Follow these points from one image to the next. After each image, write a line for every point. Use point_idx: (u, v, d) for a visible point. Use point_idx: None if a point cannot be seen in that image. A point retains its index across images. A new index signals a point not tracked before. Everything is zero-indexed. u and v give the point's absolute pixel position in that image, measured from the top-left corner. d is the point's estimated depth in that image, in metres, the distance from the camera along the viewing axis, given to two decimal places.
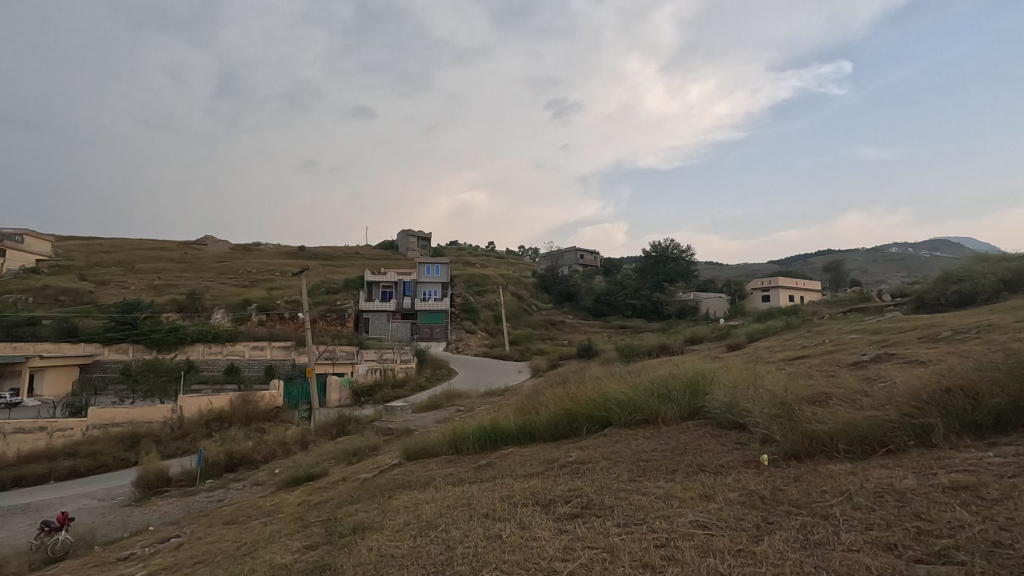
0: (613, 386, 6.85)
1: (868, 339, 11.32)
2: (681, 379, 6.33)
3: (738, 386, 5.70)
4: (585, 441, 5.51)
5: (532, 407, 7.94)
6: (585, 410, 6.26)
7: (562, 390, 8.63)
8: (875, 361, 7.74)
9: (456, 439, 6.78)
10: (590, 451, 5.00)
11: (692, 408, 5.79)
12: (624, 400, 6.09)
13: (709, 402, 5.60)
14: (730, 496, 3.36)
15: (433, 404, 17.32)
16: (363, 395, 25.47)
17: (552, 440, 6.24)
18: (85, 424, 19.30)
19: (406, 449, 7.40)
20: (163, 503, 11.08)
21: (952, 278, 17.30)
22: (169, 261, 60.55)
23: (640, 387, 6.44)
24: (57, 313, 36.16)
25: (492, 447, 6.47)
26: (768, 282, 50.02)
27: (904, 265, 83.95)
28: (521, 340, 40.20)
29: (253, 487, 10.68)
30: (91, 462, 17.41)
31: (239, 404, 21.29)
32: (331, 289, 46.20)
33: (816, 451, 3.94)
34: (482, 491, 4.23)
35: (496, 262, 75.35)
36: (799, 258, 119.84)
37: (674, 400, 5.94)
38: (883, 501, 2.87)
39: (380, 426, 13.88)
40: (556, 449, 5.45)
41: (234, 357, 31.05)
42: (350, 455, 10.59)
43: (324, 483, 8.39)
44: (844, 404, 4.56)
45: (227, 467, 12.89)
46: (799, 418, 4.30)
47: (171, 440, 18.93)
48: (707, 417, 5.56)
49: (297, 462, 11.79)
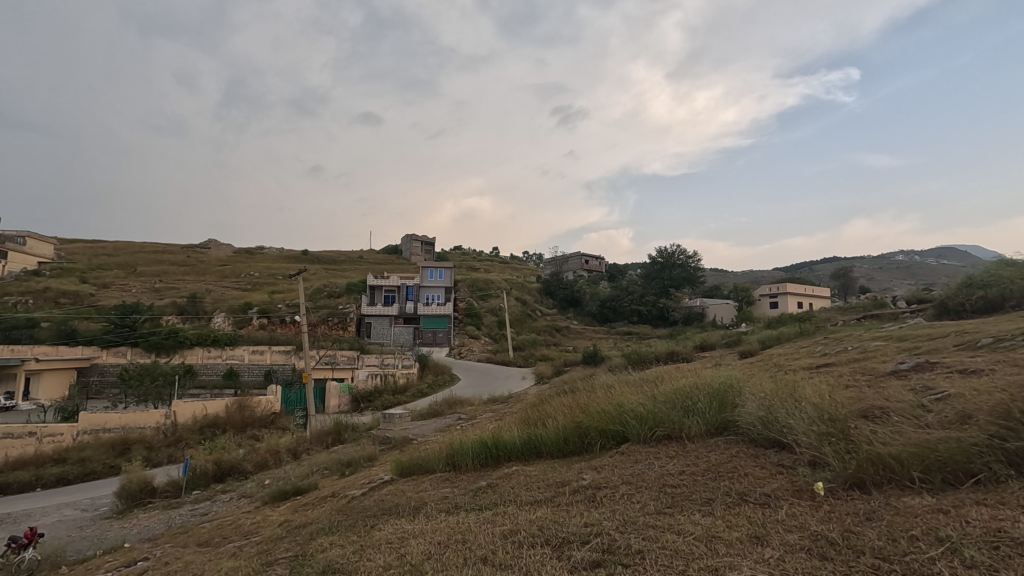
0: (630, 396, 6.15)
1: (897, 347, 10.61)
2: (706, 389, 5.65)
3: (774, 396, 5.02)
4: (599, 460, 4.82)
5: (539, 419, 7.25)
6: (597, 424, 5.59)
7: (571, 399, 7.95)
8: (916, 370, 7.06)
9: (455, 455, 6.10)
10: (605, 473, 4.32)
11: (720, 422, 5.11)
12: (643, 413, 5.39)
13: (740, 416, 4.93)
14: (788, 540, 2.67)
15: (434, 412, 16.62)
16: (363, 401, 24.84)
17: (559, 456, 5.57)
18: (76, 429, 18.75)
19: (399, 464, 6.73)
20: (143, 516, 10.41)
21: (976, 284, 16.54)
22: (172, 265, 60.16)
23: (662, 397, 5.76)
24: (56, 315, 35.78)
25: (494, 464, 5.81)
26: (777, 289, 49.30)
27: (910, 272, 83.21)
28: (525, 346, 39.54)
29: (239, 501, 10.00)
30: (80, 470, 16.84)
31: (234, 409, 20.65)
32: (333, 293, 45.73)
33: (885, 480, 3.27)
34: (480, 524, 3.54)
35: (501, 267, 74.82)
36: (805, 265, 118.71)
37: (698, 414, 5.25)
38: (1003, 556, 2.20)
39: (377, 436, 13.25)
40: (566, 470, 4.77)
41: (234, 361, 30.48)
42: (344, 466, 9.94)
43: (313, 498, 7.75)
44: (908, 421, 3.89)
45: (216, 477, 12.24)
46: (857, 440, 3.65)
47: (163, 446, 18.29)
48: (739, 432, 4.87)
49: (288, 472, 11.13)
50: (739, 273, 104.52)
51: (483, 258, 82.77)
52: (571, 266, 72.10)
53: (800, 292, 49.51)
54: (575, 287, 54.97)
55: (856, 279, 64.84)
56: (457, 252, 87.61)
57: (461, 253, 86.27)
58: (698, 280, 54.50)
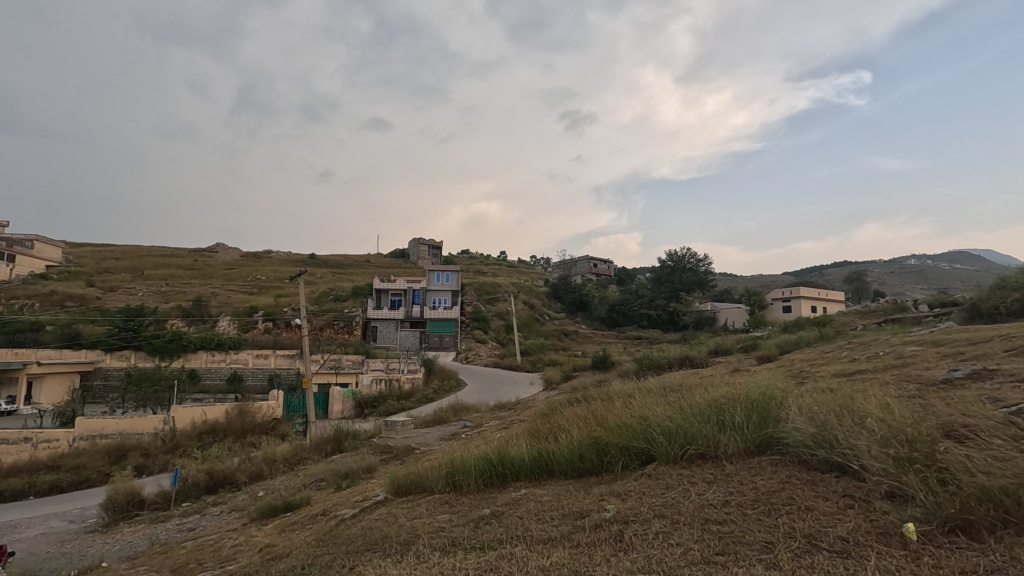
0: (654, 407, 5.45)
1: (937, 353, 9.79)
2: (743, 400, 4.92)
3: (827, 409, 4.30)
4: (622, 483, 4.12)
5: (549, 431, 6.55)
6: (618, 439, 4.89)
7: (585, 408, 7.27)
8: (974, 378, 6.25)
9: (455, 473, 5.42)
10: (631, 502, 3.60)
11: (761, 440, 4.40)
12: (671, 428, 4.67)
13: (787, 433, 4.22)
14: None
15: (438, 420, 15.90)
16: (366, 407, 24.24)
17: (573, 476, 4.88)
18: (72, 435, 18.29)
19: (395, 480, 6.09)
20: (127, 531, 9.80)
21: (1012, 285, 15.68)
22: (179, 268, 59.90)
23: (693, 408, 5.04)
24: (62, 318, 35.45)
25: (499, 484, 5.14)
26: (790, 292, 48.40)
27: (924, 276, 81.81)
28: (533, 350, 38.81)
29: (230, 515, 9.36)
30: (74, 477, 16.31)
31: (234, 416, 20.10)
32: (339, 296, 45.25)
33: (1000, 524, 2.55)
34: (480, 571, 2.85)
35: (509, 271, 73.97)
36: (816, 269, 117.19)
37: (735, 429, 4.53)
38: None
39: (378, 445, 12.60)
40: (583, 495, 4.08)
41: (238, 365, 29.99)
42: (341, 478, 9.29)
43: (301, 516, 7.10)
44: (1009, 445, 3.16)
45: (207, 488, 11.64)
46: (953, 466, 2.93)
47: (160, 453, 17.70)
48: (786, 452, 4.17)
49: (282, 484, 10.51)
50: (749, 277, 103.29)
51: (490, 261, 82.05)
52: (579, 270, 71.31)
53: (815, 296, 48.52)
54: (583, 291, 54.09)
55: (870, 284, 63.77)
56: (465, 256, 86.89)
57: (469, 257, 85.56)
58: (709, 284, 53.52)
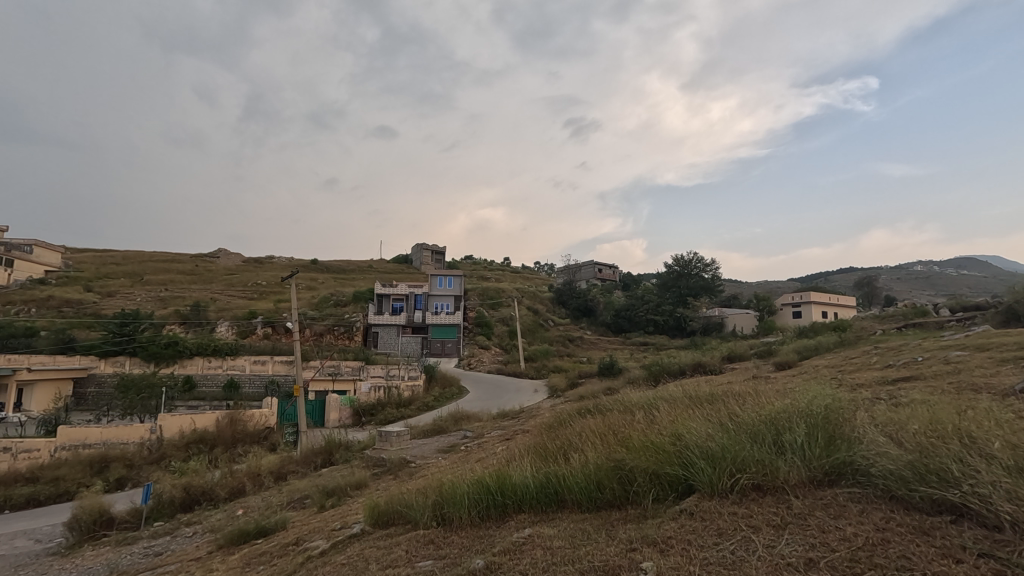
0: (689, 421, 4.43)
1: (988, 358, 8.81)
2: (802, 411, 3.94)
3: (919, 426, 3.33)
4: (657, 525, 3.15)
5: (558, 448, 5.58)
6: (646, 463, 3.91)
7: (599, 422, 6.24)
8: None
9: (444, 505, 4.43)
10: (675, 557, 2.65)
11: (832, 468, 3.42)
12: (714, 450, 3.72)
13: (870, 458, 3.24)
14: None
15: (437, 429, 14.98)
16: (364, 414, 23.37)
17: (588, 506, 3.94)
18: (54, 445, 17.40)
19: (373, 507, 5.10)
20: (89, 554, 8.86)
21: None
22: (179, 273, 59.14)
23: (740, 424, 4.06)
24: (57, 323, 34.58)
25: (499, 517, 4.18)
26: (801, 297, 47.34)
27: (932, 280, 80.81)
28: (538, 357, 37.69)
29: (202, 537, 8.43)
30: (52, 490, 15.36)
31: (225, 424, 19.11)
32: (339, 301, 44.42)
33: None
34: None
35: (513, 276, 72.97)
36: (823, 274, 115.22)
37: (796, 453, 3.55)
38: None
39: (371, 456, 11.67)
40: (605, 539, 3.14)
41: (234, 371, 29.08)
42: (325, 496, 8.31)
43: (272, 545, 6.17)
44: None
45: (183, 505, 10.71)
46: None
47: (145, 464, 16.75)
48: (868, 484, 3.20)
49: (264, 501, 9.57)
50: (757, 283, 101.38)
51: (494, 267, 80.93)
52: (584, 276, 70.47)
53: (826, 301, 47.47)
54: (588, 296, 52.99)
55: (880, 289, 62.74)
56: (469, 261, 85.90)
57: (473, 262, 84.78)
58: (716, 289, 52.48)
